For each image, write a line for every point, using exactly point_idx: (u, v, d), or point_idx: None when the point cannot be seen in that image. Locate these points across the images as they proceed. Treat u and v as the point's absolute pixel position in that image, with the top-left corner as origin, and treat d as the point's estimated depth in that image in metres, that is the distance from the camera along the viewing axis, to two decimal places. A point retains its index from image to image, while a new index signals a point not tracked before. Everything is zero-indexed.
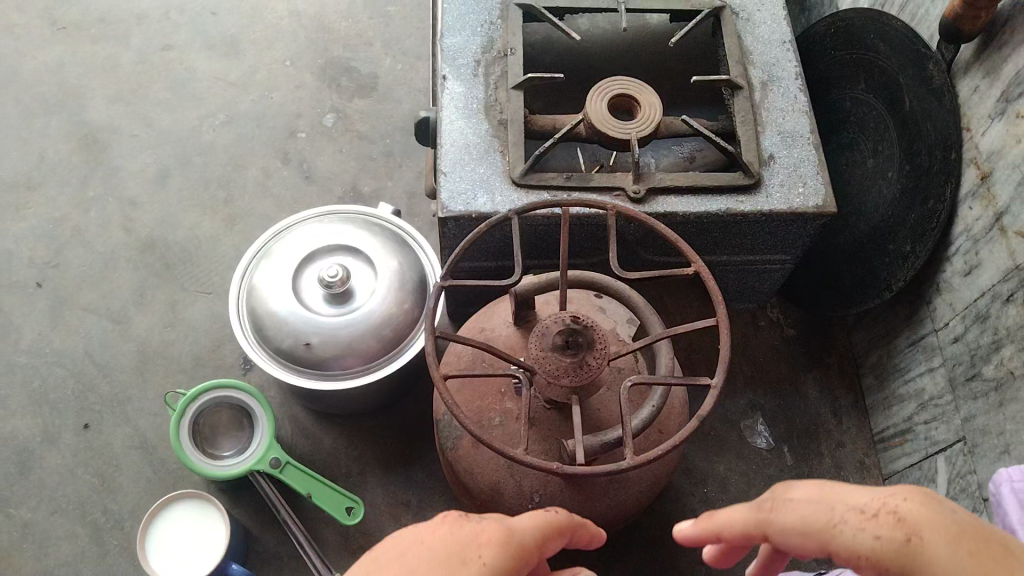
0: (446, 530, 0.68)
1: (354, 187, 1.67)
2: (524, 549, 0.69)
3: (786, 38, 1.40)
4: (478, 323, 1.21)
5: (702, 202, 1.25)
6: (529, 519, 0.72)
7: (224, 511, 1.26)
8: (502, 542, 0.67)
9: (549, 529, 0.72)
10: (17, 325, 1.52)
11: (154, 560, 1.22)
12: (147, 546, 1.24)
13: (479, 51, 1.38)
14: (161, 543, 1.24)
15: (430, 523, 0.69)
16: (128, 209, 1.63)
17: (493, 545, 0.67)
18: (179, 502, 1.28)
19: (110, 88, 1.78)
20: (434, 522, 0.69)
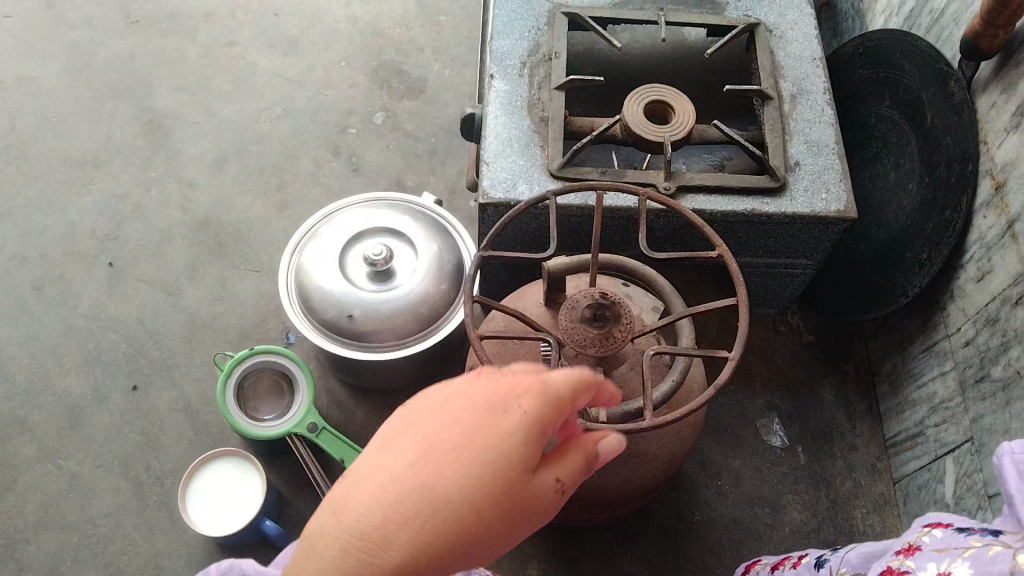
0: (485, 383, 0.74)
1: (399, 180, 1.76)
2: (562, 398, 0.72)
3: (816, 55, 1.47)
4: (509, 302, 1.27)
5: (727, 201, 1.32)
6: (564, 372, 0.74)
7: (261, 483, 1.33)
8: (543, 388, 0.72)
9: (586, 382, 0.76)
10: (76, 291, 1.62)
11: (191, 500, 1.31)
12: (192, 483, 1.33)
13: (525, 54, 1.46)
14: (203, 487, 1.32)
15: (473, 377, 0.75)
16: (186, 190, 1.74)
17: (530, 396, 0.72)
18: (233, 458, 1.35)
19: (176, 79, 1.89)
20: (473, 377, 0.75)
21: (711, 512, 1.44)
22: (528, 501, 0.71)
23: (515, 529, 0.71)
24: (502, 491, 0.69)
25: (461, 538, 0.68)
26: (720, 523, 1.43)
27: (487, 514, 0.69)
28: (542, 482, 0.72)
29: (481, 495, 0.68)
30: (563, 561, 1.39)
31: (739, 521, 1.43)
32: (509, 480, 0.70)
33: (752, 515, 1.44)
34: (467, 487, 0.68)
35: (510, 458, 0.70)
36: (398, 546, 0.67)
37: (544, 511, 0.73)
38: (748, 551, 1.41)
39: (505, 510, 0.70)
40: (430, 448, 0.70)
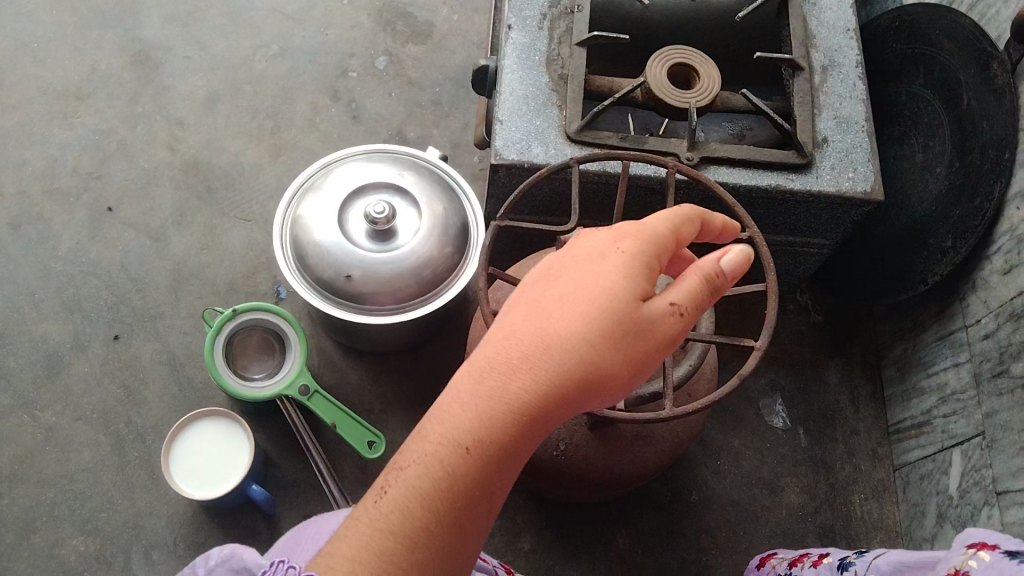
0: (583, 239, 0.75)
1: (401, 131, 1.67)
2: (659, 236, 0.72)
3: (851, 26, 1.39)
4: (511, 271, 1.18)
5: (752, 175, 1.25)
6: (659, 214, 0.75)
7: (247, 458, 1.27)
8: (630, 232, 0.72)
9: (681, 219, 0.74)
10: (56, 232, 1.53)
11: (177, 449, 1.26)
12: (183, 432, 1.27)
13: (545, 5, 1.36)
14: (193, 439, 1.27)
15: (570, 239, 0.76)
16: (175, 129, 1.64)
17: (629, 235, 0.72)
18: (227, 420, 1.29)
19: (166, 7, 1.78)
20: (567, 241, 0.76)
21: (709, 492, 1.41)
22: (643, 334, 0.69)
23: (634, 371, 0.71)
24: (613, 327, 0.68)
25: (586, 375, 0.69)
26: (717, 504, 1.40)
27: (607, 352, 0.69)
28: (661, 316, 0.69)
29: (597, 329, 0.68)
30: (556, 536, 1.36)
31: (737, 501, 1.40)
32: (621, 314, 0.69)
33: (750, 497, 1.41)
34: (580, 324, 0.68)
35: (620, 293, 0.69)
36: (525, 382, 0.68)
37: (661, 344, 0.70)
38: (744, 534, 1.38)
39: (622, 344, 0.69)
40: (547, 295, 0.71)
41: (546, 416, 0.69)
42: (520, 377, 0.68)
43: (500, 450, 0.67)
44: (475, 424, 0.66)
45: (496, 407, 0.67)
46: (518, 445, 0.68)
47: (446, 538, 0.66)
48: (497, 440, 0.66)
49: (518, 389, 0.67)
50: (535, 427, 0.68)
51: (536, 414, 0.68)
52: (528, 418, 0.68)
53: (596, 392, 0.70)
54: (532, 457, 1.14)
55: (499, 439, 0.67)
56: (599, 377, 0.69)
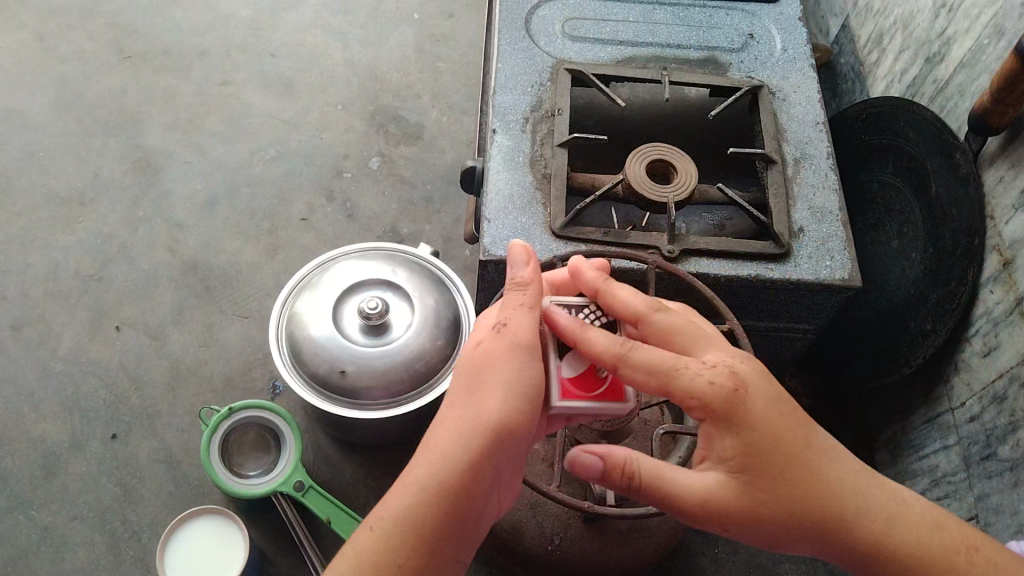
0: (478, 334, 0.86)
1: (394, 228, 1.73)
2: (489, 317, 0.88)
3: (819, 119, 1.46)
4: None
5: (735, 265, 1.30)
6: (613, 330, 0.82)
7: (243, 557, 1.26)
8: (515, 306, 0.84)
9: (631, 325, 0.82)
10: (56, 333, 1.57)
11: (172, 550, 1.26)
12: (180, 533, 1.27)
13: (528, 109, 1.44)
14: (189, 539, 1.27)
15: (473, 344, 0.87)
16: (175, 231, 1.70)
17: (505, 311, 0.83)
18: (223, 521, 1.29)
19: (167, 116, 1.86)
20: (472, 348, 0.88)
21: None
22: (491, 361, 0.79)
23: (516, 394, 0.77)
24: (490, 381, 0.78)
25: (462, 421, 0.77)
26: None
27: (470, 394, 0.78)
28: (505, 334, 0.80)
29: (479, 388, 0.77)
30: None
31: None
32: (498, 368, 0.78)
33: None
34: (468, 392, 0.78)
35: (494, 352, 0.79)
36: (420, 460, 0.76)
37: (520, 357, 0.78)
38: None
39: (482, 381, 0.78)
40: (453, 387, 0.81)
41: (447, 470, 0.74)
42: (416, 460, 0.77)
43: (405, 518, 0.72)
44: (379, 512, 0.74)
45: (396, 489, 0.75)
46: (426, 509, 0.73)
47: None
48: (398, 509, 0.73)
49: (413, 468, 0.76)
50: (437, 484, 0.73)
51: (434, 477, 0.74)
52: (426, 480, 0.74)
53: (490, 432, 0.75)
54: (530, 552, 1.15)
55: (403, 509, 0.73)
56: (473, 414, 0.76)
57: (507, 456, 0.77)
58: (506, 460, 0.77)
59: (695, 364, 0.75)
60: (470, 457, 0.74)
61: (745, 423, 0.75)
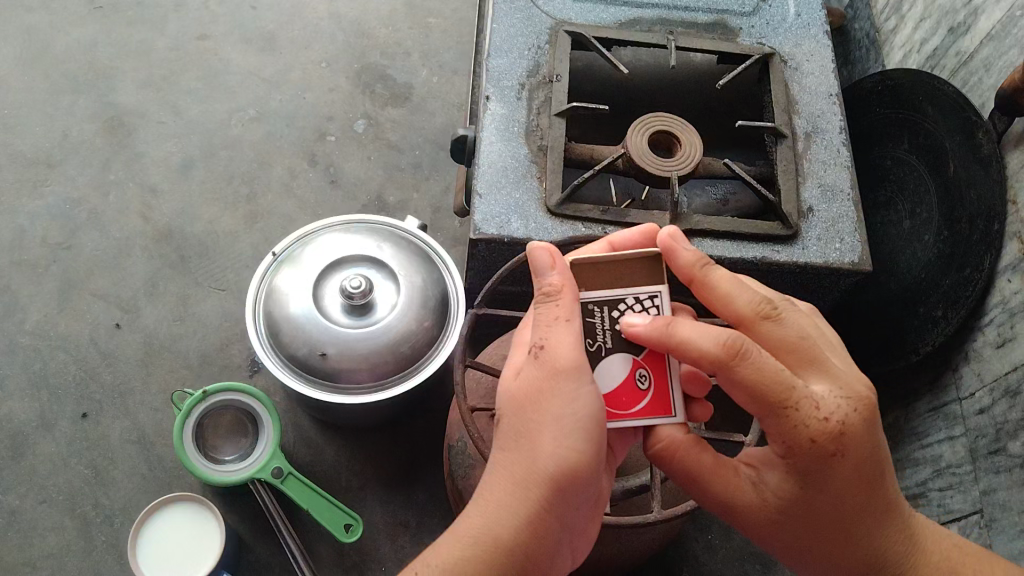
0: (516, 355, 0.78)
1: (380, 196, 1.65)
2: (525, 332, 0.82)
3: (833, 91, 1.37)
4: (488, 354, 1.16)
5: (738, 247, 1.22)
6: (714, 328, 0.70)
7: (217, 549, 1.20)
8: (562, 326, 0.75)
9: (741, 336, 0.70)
10: (23, 305, 1.49)
11: (144, 537, 1.21)
12: (153, 519, 1.22)
13: (524, 74, 1.34)
14: (162, 526, 1.22)
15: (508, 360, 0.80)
16: (148, 197, 1.61)
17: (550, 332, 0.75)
18: (199, 508, 1.24)
19: (141, 71, 1.75)
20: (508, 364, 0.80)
21: (700, 570, 1.36)
22: (536, 393, 0.72)
23: (572, 435, 0.71)
24: (547, 424, 0.71)
25: (515, 468, 0.72)
26: None
27: (520, 437, 0.72)
28: (546, 359, 0.73)
29: (537, 433, 0.71)
30: None
31: None
32: (554, 412, 0.71)
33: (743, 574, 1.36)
34: (524, 436, 0.72)
35: (546, 389, 0.72)
36: (471, 514, 0.72)
37: (567, 385, 0.72)
38: None
39: (530, 419, 0.72)
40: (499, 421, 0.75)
41: (499, 522, 0.70)
42: (467, 513, 0.72)
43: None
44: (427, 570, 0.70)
45: (445, 544, 0.71)
46: (479, 565, 0.68)
47: None
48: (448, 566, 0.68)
49: (465, 523, 0.71)
50: (488, 538, 0.69)
51: (487, 529, 0.70)
52: (476, 535, 0.70)
53: (549, 481, 0.70)
54: None
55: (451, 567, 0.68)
56: (525, 459, 0.71)
57: (569, 500, 0.71)
58: (566, 507, 0.71)
59: (804, 410, 0.68)
60: (525, 505, 0.70)
61: (823, 472, 0.71)
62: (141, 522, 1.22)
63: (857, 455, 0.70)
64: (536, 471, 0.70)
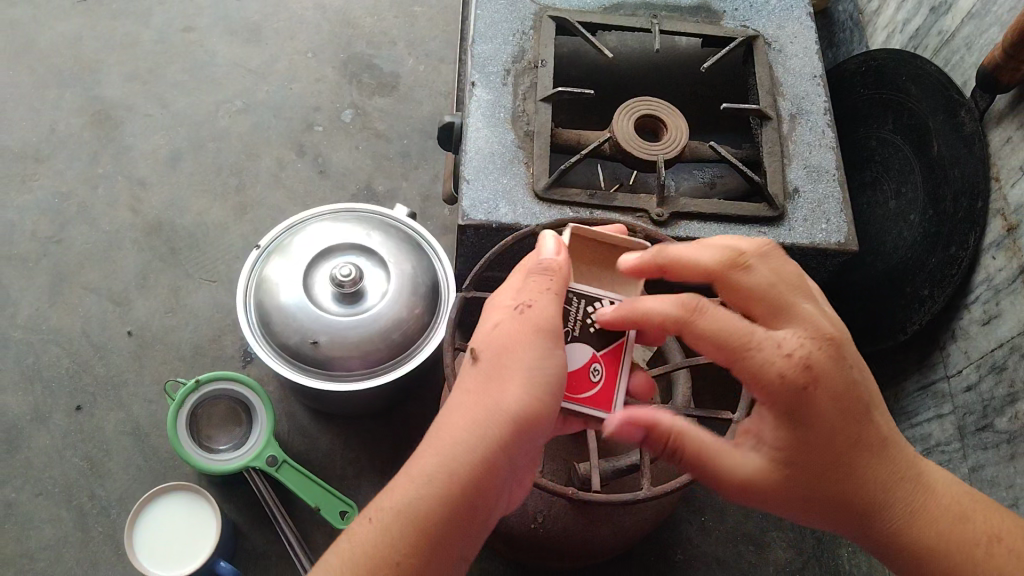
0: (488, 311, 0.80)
1: (369, 185, 1.65)
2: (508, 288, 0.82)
3: (817, 72, 1.38)
4: None
5: (725, 230, 1.24)
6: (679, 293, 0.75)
7: (212, 544, 1.21)
8: (544, 292, 0.77)
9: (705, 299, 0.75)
10: (14, 300, 1.49)
11: (143, 522, 1.22)
12: (154, 506, 1.24)
13: (509, 60, 1.35)
14: (162, 514, 1.23)
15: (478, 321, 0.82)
16: (136, 189, 1.61)
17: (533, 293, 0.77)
18: (199, 501, 1.25)
19: (127, 64, 1.75)
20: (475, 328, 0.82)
21: (693, 550, 1.38)
22: (513, 345, 0.74)
23: (539, 385, 0.72)
24: (519, 374, 0.72)
25: (480, 410, 0.71)
26: (703, 563, 1.37)
27: (489, 382, 0.73)
28: (528, 316, 0.75)
29: (507, 379, 0.72)
30: None
31: (722, 560, 1.38)
32: (525, 361, 0.73)
33: (735, 554, 1.38)
34: (494, 383, 0.73)
35: (522, 342, 0.74)
36: (429, 449, 0.71)
37: (542, 343, 0.74)
38: None
39: (504, 367, 0.73)
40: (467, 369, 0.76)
41: (458, 458, 0.69)
42: (424, 447, 0.71)
43: (411, 508, 0.67)
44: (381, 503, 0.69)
45: (402, 478, 0.70)
46: (436, 501, 0.68)
47: None
48: (406, 500, 0.68)
49: (423, 458, 0.70)
50: (448, 474, 0.69)
51: (445, 462, 0.69)
52: (436, 471, 0.69)
53: (512, 422, 0.70)
54: (511, 530, 1.11)
55: (407, 499, 0.68)
56: (492, 403, 0.71)
57: (524, 446, 0.72)
58: (522, 455, 0.72)
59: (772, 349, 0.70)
60: (486, 447, 0.70)
61: (807, 408, 0.70)
62: (142, 507, 1.23)
63: (834, 391, 0.70)
64: (504, 417, 0.70)
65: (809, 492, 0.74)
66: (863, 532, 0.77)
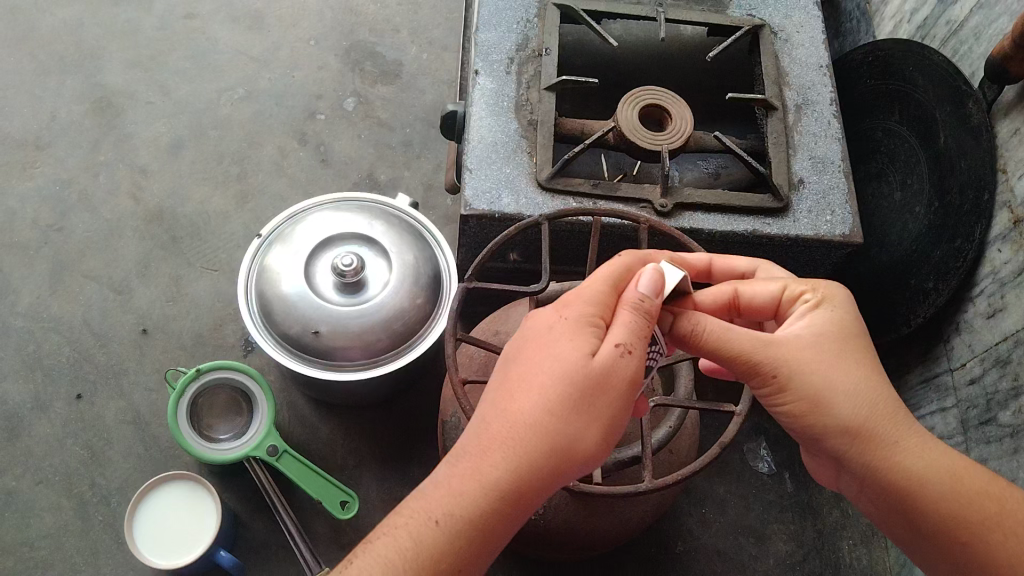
0: (574, 316, 0.75)
1: (371, 174, 1.64)
2: (601, 296, 0.76)
3: (824, 62, 1.37)
4: (479, 329, 1.16)
5: (728, 220, 1.23)
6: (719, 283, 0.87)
7: (209, 539, 1.20)
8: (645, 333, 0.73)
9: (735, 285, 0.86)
10: (15, 287, 1.49)
11: (143, 510, 1.22)
12: (154, 493, 1.23)
13: (513, 49, 1.34)
14: (161, 502, 1.23)
15: (558, 312, 0.76)
16: (138, 177, 1.60)
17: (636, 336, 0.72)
18: (198, 491, 1.24)
19: (128, 51, 1.74)
20: (551, 313, 0.77)
21: (694, 542, 1.37)
22: (609, 387, 0.71)
23: (611, 435, 0.73)
24: (599, 419, 0.72)
25: (557, 441, 0.71)
26: (703, 555, 1.37)
27: (572, 416, 0.71)
28: (626, 363, 0.72)
29: (587, 421, 0.72)
30: None
31: (723, 552, 1.37)
32: (609, 410, 0.72)
33: (736, 546, 1.38)
34: (574, 419, 0.71)
35: (615, 391, 0.71)
36: (497, 457, 0.71)
37: (632, 399, 0.72)
38: None
39: (592, 405, 0.71)
40: (544, 385, 0.72)
41: (526, 483, 0.71)
42: (494, 454, 0.71)
43: (475, 522, 0.69)
44: (447, 503, 0.70)
45: (469, 484, 0.70)
46: (497, 517, 0.70)
47: None
48: (471, 513, 0.69)
49: (493, 470, 0.70)
50: (513, 492, 0.70)
51: (512, 486, 0.70)
52: (504, 489, 0.70)
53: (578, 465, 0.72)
54: None
55: (473, 508, 0.69)
56: (570, 443, 0.71)
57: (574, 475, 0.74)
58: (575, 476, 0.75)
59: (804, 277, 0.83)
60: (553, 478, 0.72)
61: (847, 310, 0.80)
62: (143, 494, 1.23)
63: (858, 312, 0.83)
64: (578, 456, 0.72)
65: (847, 374, 0.76)
66: (895, 439, 0.75)
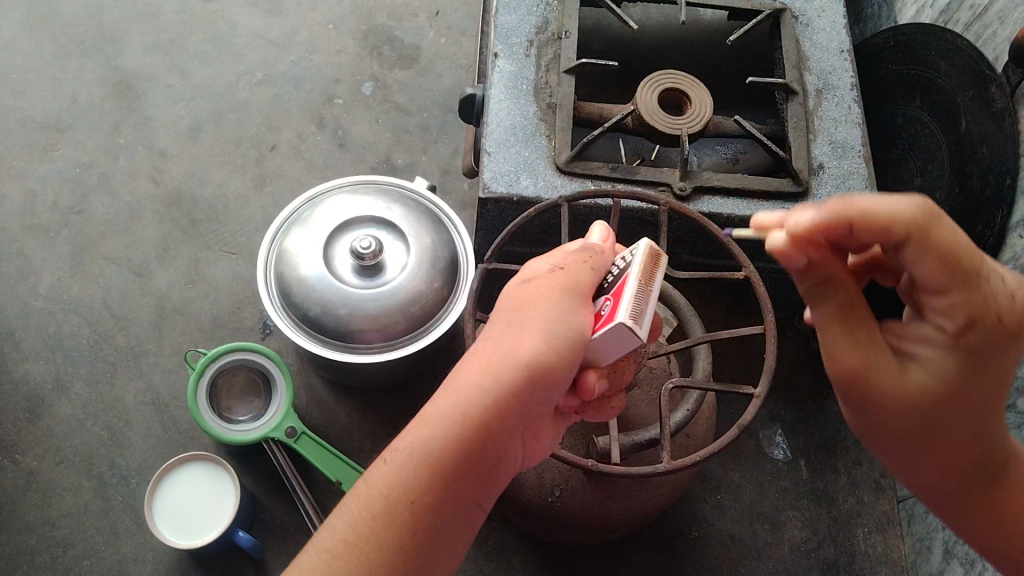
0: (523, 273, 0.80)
1: (388, 159, 1.64)
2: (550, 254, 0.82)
3: (845, 47, 1.36)
4: None
5: (748, 205, 1.22)
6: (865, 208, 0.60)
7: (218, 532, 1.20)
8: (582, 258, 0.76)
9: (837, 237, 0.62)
10: (36, 269, 1.50)
11: (168, 485, 1.23)
12: (180, 471, 1.24)
13: (532, 32, 1.33)
14: (185, 481, 1.24)
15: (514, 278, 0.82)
16: (157, 161, 1.61)
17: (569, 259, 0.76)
18: (217, 480, 1.25)
19: (148, 35, 1.75)
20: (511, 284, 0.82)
21: (709, 527, 1.37)
22: (539, 297, 0.73)
23: (558, 341, 0.71)
24: (538, 327, 0.71)
25: (495, 360, 0.71)
26: (717, 540, 1.37)
27: (509, 334, 0.72)
28: (561, 275, 0.74)
29: (524, 333, 0.71)
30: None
31: (738, 537, 1.37)
32: (547, 318, 0.71)
33: (752, 532, 1.38)
34: (514, 336, 0.71)
35: (549, 299, 0.72)
36: (447, 392, 0.71)
37: (568, 303, 0.72)
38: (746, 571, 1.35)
39: (527, 319, 0.72)
40: (493, 325, 0.75)
41: (473, 403, 0.69)
42: (439, 395, 0.71)
43: (427, 449, 0.67)
44: (400, 443, 0.69)
45: (417, 423, 0.69)
46: (454, 441, 0.68)
47: (388, 550, 0.64)
48: (421, 441, 0.67)
49: (438, 401, 0.70)
50: (463, 412, 0.68)
51: (461, 410, 0.69)
52: (453, 412, 0.69)
53: (528, 374, 0.69)
54: (527, 504, 1.11)
55: (426, 438, 0.68)
56: (511, 352, 0.70)
57: (537, 398, 0.71)
58: (542, 402, 0.71)
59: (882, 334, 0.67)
60: (502, 391, 0.69)
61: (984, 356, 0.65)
62: (170, 468, 1.24)
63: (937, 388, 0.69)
64: (520, 362, 0.69)
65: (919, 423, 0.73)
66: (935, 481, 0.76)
